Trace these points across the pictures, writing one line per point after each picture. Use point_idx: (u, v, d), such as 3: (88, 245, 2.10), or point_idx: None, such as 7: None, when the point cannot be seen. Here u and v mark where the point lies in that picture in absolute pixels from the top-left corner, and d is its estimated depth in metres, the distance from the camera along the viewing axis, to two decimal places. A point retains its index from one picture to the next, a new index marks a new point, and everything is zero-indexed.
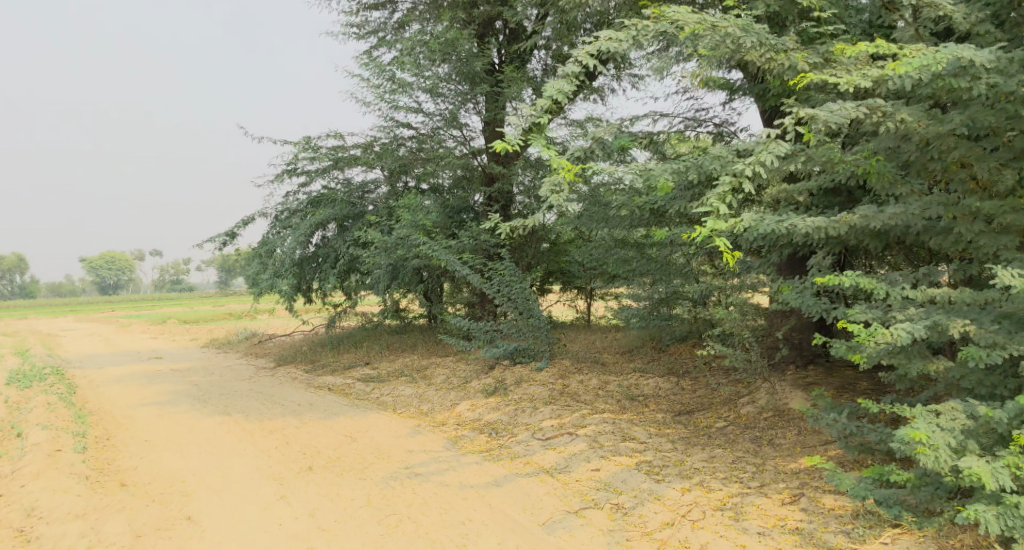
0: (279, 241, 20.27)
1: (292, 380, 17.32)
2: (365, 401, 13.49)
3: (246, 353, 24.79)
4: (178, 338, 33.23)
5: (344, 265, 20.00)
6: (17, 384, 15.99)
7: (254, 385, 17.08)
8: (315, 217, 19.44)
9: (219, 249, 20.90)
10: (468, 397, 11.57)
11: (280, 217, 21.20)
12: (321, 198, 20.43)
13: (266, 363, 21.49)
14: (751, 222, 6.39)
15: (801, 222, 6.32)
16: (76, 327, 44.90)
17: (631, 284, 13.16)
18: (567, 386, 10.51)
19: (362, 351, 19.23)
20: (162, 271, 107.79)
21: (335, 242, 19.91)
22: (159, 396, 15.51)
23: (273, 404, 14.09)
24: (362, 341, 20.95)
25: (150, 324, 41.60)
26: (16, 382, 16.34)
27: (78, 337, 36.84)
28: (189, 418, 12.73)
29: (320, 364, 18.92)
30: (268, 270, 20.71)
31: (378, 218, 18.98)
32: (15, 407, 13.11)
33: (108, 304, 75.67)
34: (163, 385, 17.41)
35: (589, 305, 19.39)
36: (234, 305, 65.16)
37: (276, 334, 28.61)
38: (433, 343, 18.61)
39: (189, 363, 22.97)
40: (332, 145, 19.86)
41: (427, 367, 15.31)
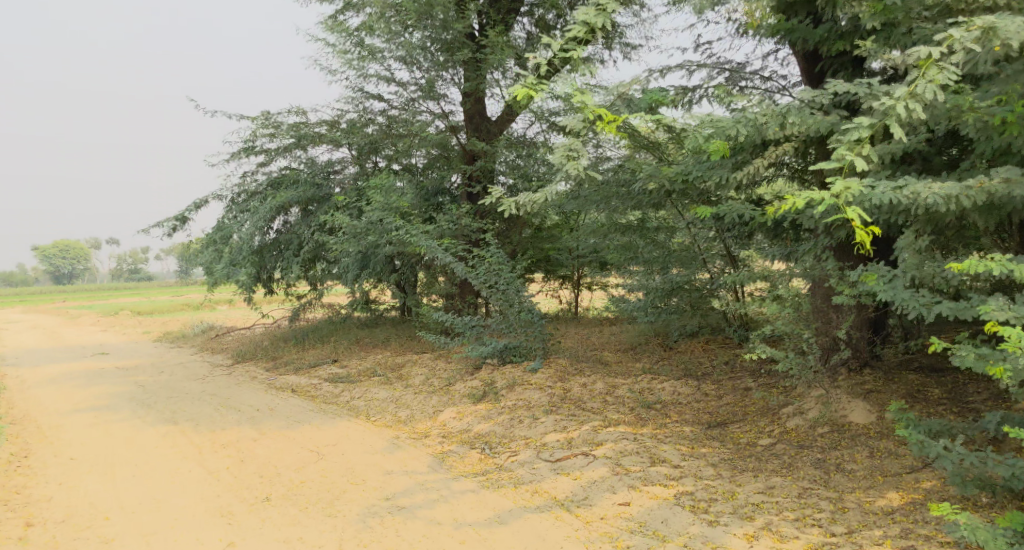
0: (236, 227, 18.62)
1: (252, 380, 15.78)
2: (332, 407, 12.00)
3: (201, 349, 23.03)
4: (130, 331, 31.19)
5: (308, 253, 18.41)
6: None
7: (208, 386, 15.50)
8: (275, 200, 17.81)
9: (168, 237, 19.18)
10: (451, 403, 10.16)
11: (237, 201, 19.54)
12: (283, 179, 18.85)
13: (223, 360, 19.81)
14: (865, 189, 5.31)
15: (926, 189, 5.28)
16: (25, 319, 42.50)
17: (632, 273, 11.88)
18: (568, 392, 9.17)
19: (328, 347, 17.68)
20: (122, 261, 104.51)
21: (299, 226, 18.35)
22: (98, 404, 13.89)
23: (228, 411, 12.58)
24: (328, 335, 19.37)
25: (103, 315, 39.36)
26: None
27: (25, 331, 34.61)
28: (132, 431, 11.20)
29: (283, 362, 17.34)
30: (224, 259, 19.05)
31: (346, 202, 17.45)
32: None
33: (60, 293, 72.54)
34: (106, 388, 15.74)
35: (575, 295, 18.09)
36: (195, 294, 62.68)
37: (236, 327, 26.81)
38: (407, 338, 17.15)
39: (139, 361, 21.19)
40: (295, 121, 18.29)
41: (402, 366, 13.86)
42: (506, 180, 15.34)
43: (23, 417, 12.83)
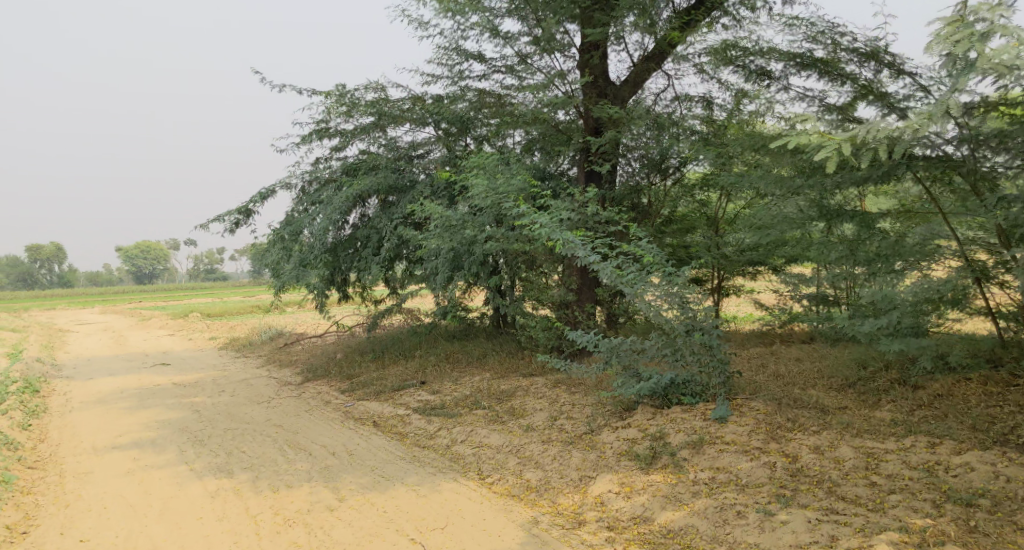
0: (307, 222, 16.32)
1: (329, 411, 13.60)
2: (431, 462, 9.37)
3: (266, 362, 20.86)
4: (193, 337, 29.29)
5: (390, 251, 15.91)
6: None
7: (280, 419, 13.27)
8: (352, 190, 15.60)
9: (228, 234, 16.87)
10: (607, 466, 7.31)
11: (307, 191, 17.34)
12: (360, 164, 16.62)
13: (293, 377, 17.66)
14: None
15: None
16: (94, 322, 41.47)
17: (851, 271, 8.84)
18: (795, 462, 6.63)
19: (414, 364, 15.24)
20: (198, 260, 105.81)
21: (376, 216, 15.94)
22: (152, 446, 11.91)
23: (297, 458, 10.38)
24: (411, 348, 16.86)
25: (170, 317, 37.84)
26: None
27: (89, 336, 33.28)
28: (177, 492, 9.11)
29: (365, 384, 15.09)
30: (293, 260, 16.82)
31: (435, 193, 15.18)
32: None
33: (136, 293, 72.67)
34: (166, 422, 13.69)
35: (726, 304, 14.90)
36: (266, 293, 61.35)
37: (304, 335, 24.53)
38: (507, 354, 14.48)
39: (200, 376, 19.26)
40: (372, 97, 16.19)
41: (510, 397, 11.25)
42: (628, 168, 12.67)
43: (60, 468, 10.85)
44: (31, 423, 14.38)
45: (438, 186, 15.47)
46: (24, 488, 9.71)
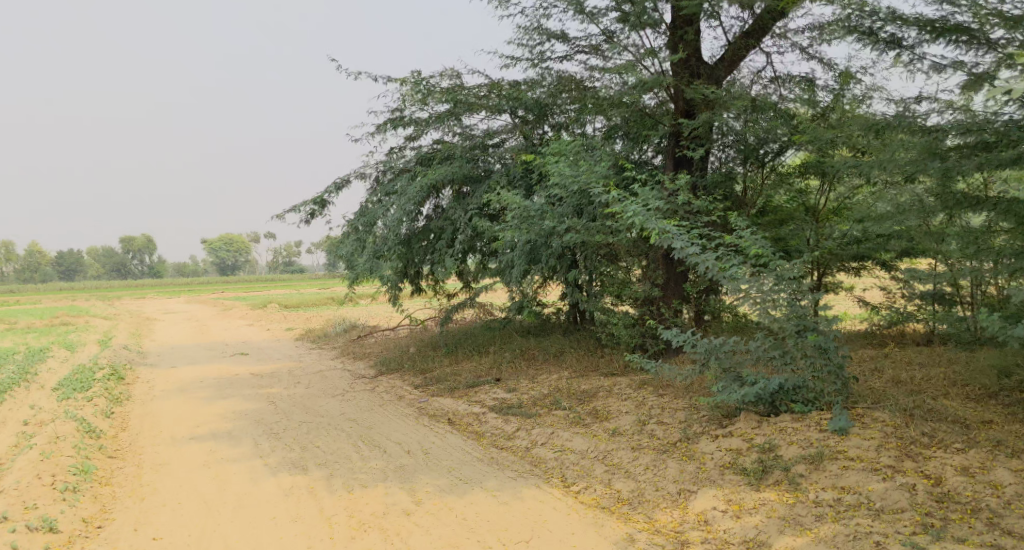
0: (381, 213, 16.01)
1: (403, 407, 13.20)
2: (510, 466, 8.79)
3: (340, 354, 20.72)
4: (270, 328, 29.60)
5: (465, 243, 15.38)
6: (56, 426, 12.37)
7: (354, 414, 12.94)
8: (426, 179, 15.16)
9: (304, 225, 16.68)
10: (708, 479, 6.85)
11: (381, 181, 17.03)
12: (435, 153, 16.20)
13: (367, 370, 17.40)
14: None
15: None
16: (179, 311, 42.67)
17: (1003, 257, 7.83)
18: (939, 485, 6.14)
19: (489, 360, 14.71)
20: (277, 253, 108.59)
21: (450, 207, 15.48)
22: (228, 438, 11.73)
23: (371, 455, 9.98)
24: (485, 343, 16.30)
25: (250, 308, 38.53)
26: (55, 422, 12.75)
27: (173, 325, 34.12)
28: (249, 489, 8.78)
29: (439, 380, 14.66)
30: (366, 251, 16.50)
31: (512, 181, 14.61)
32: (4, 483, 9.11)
33: (219, 284, 74.93)
34: (242, 414, 13.54)
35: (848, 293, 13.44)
36: (342, 286, 62.20)
37: (378, 327, 24.37)
38: (586, 351, 13.77)
39: (276, 367, 19.23)
40: (448, 84, 15.72)
41: (593, 397, 10.57)
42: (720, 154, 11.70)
43: (138, 458, 10.73)
44: (113, 410, 14.49)
45: (515, 175, 14.88)
46: (102, 478, 9.57)
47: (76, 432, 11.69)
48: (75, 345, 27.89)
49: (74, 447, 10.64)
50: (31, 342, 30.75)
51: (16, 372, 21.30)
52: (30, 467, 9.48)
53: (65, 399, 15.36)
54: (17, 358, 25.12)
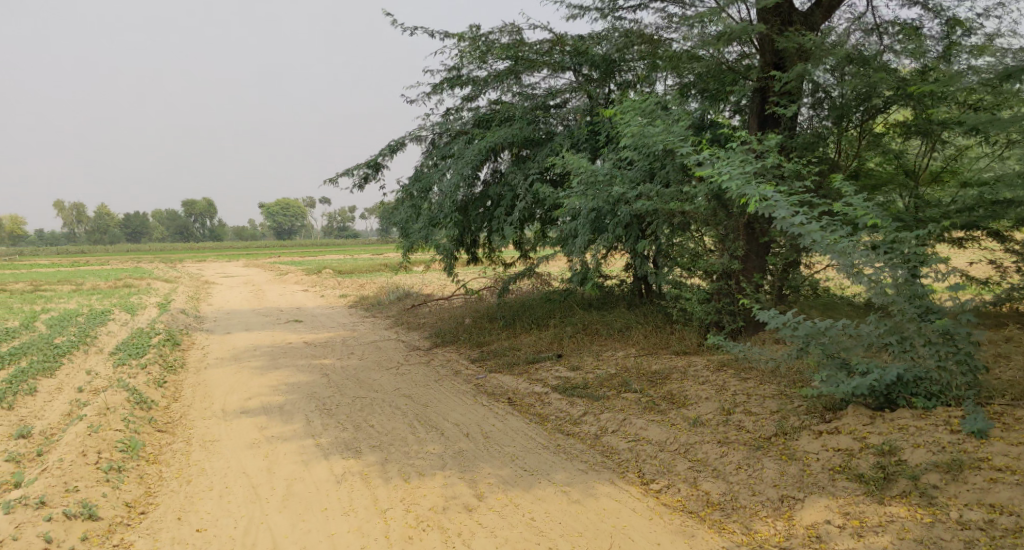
0: (437, 178, 15.36)
1: (460, 383, 12.56)
2: (579, 456, 8.06)
3: (394, 324, 20.21)
4: (325, 294, 29.35)
5: (525, 211, 14.58)
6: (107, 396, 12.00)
7: (410, 390, 12.35)
8: (484, 142, 14.44)
9: (358, 190, 16.07)
10: (816, 486, 6.65)
11: (437, 144, 16.37)
12: (493, 115, 15.52)
13: (421, 342, 16.85)
14: None
15: None
16: (236, 275, 42.97)
17: None
18: None
19: (550, 335, 13.99)
20: (332, 218, 109.46)
21: (509, 172, 14.69)
22: (280, 413, 11.27)
23: (428, 438, 9.37)
24: (545, 316, 15.54)
25: (304, 273, 38.49)
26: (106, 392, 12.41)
27: (230, 290, 34.22)
28: (301, 473, 8.22)
29: (497, 355, 14.00)
30: (422, 218, 15.87)
31: (576, 143, 13.83)
32: (46, 462, 8.67)
33: (275, 250, 75.72)
34: (294, 387, 13.07)
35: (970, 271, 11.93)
36: (395, 252, 62.12)
37: (432, 296, 23.81)
38: (654, 326, 12.91)
39: (329, 336, 18.82)
40: (508, 41, 15.06)
41: (666, 380, 9.75)
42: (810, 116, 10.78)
43: (189, 432, 10.32)
44: (167, 378, 14.19)
45: (579, 137, 14.05)
46: (150, 455, 9.14)
47: (126, 402, 11.33)
48: (135, 308, 28.02)
49: (124, 419, 10.26)
50: (94, 304, 31.07)
51: (76, 335, 21.33)
52: (76, 442, 9.08)
53: (120, 365, 15.14)
54: (79, 320, 25.28)
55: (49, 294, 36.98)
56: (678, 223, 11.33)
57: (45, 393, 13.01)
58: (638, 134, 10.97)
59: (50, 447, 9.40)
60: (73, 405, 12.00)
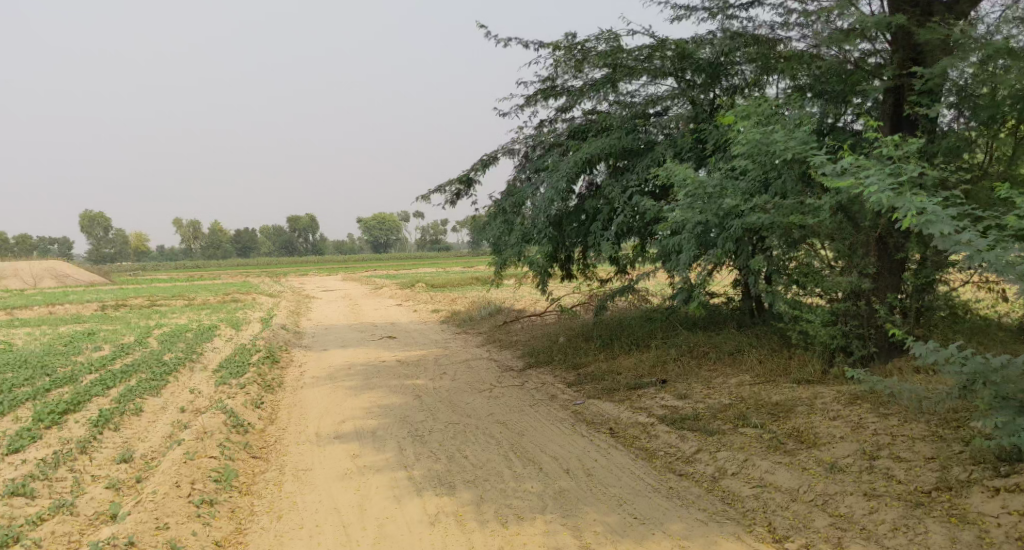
0: (530, 192, 14.80)
1: (557, 409, 11.87)
2: (695, 503, 7.46)
3: (486, 341, 19.73)
4: (418, 309, 29.26)
5: (624, 226, 13.79)
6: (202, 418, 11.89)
7: (505, 416, 11.74)
8: (582, 154, 13.84)
9: (450, 206, 15.70)
10: None
11: (531, 157, 15.81)
12: (588, 126, 14.92)
13: (515, 362, 16.27)
14: None
15: None
16: (333, 289, 43.69)
17: None
18: None
19: (652, 357, 13.14)
20: (425, 232, 111.07)
21: (605, 183, 13.95)
22: (372, 438, 10.88)
23: (525, 473, 8.76)
24: (645, 335, 14.68)
25: (398, 287, 38.70)
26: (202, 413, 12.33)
27: (327, 304, 34.68)
28: (395, 511, 7.81)
29: (596, 378, 13.25)
30: (515, 234, 15.30)
31: (685, 154, 13.14)
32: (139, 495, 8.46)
33: (370, 263, 77.20)
34: (387, 409, 12.68)
35: None
36: (487, 265, 62.11)
37: (524, 312, 23.25)
38: (768, 350, 11.88)
39: (422, 354, 18.47)
40: (605, 49, 14.55)
41: (789, 413, 8.82)
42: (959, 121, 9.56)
43: (282, 459, 10.05)
44: (265, 396, 14.09)
45: (682, 146, 13.26)
46: (243, 485, 8.87)
47: (223, 424, 11.17)
48: (238, 323, 28.62)
49: (219, 443, 10.06)
50: (201, 319, 32.00)
51: (182, 351, 21.79)
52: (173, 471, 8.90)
53: (221, 383, 15.17)
54: (186, 335, 25.94)
55: (161, 309, 38.43)
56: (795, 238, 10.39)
57: (149, 412, 13.08)
58: (754, 140, 10.12)
59: (148, 474, 9.26)
60: (174, 425, 11.97)
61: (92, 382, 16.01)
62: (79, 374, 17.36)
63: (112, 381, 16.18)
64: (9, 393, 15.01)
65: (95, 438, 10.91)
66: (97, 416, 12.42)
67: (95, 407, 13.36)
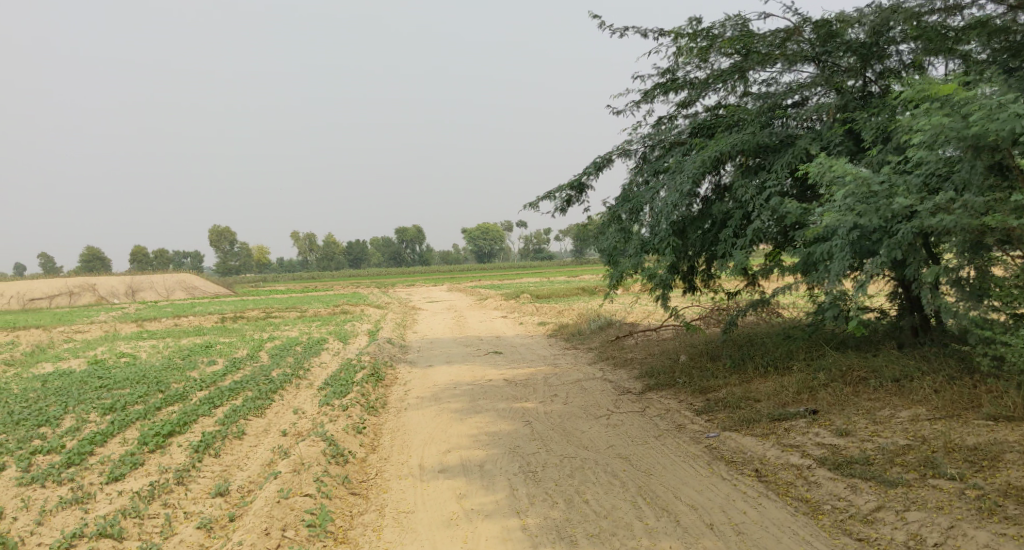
0: (649, 196, 13.39)
1: (688, 443, 10.39)
2: None
3: (598, 358, 18.34)
4: (524, 322, 28.17)
5: (759, 232, 12.15)
6: (300, 445, 11.08)
7: (627, 450, 10.38)
8: (709, 152, 12.34)
9: (560, 214, 14.50)
10: None
11: (649, 158, 14.41)
12: (715, 121, 13.41)
13: (633, 383, 14.84)
14: None
15: None
16: (440, 301, 43.34)
17: None
18: None
19: (796, 383, 11.43)
20: (528, 241, 110.64)
21: (737, 183, 12.35)
22: (481, 473, 9.77)
23: (660, 528, 7.67)
24: (784, 355, 12.93)
25: (504, 298, 37.81)
26: (301, 440, 11.56)
27: (434, 316, 34.14)
28: None
29: (730, 406, 11.64)
30: (631, 242, 13.88)
31: (831, 147, 11.47)
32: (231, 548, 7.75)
33: (475, 274, 77.12)
34: (495, 437, 11.53)
35: None
36: (593, 273, 60.40)
37: (637, 326, 21.71)
38: (944, 379, 10.00)
39: (531, 372, 17.27)
40: (734, 34, 13.08)
41: (997, 463, 7.61)
42: None
43: (382, 498, 9.09)
44: (368, 419, 13.21)
45: (829, 140, 11.57)
46: (338, 533, 8.14)
47: (321, 454, 10.30)
48: (346, 336, 28.33)
49: (315, 477, 9.19)
50: (311, 332, 32.05)
51: (291, 366, 21.43)
52: (265, 515, 8.18)
53: (324, 404, 14.45)
54: (296, 350, 25.72)
55: (275, 321, 38.96)
56: (983, 242, 8.70)
57: (251, 435, 12.43)
58: (940, 122, 8.45)
59: (242, 512, 8.50)
60: (275, 452, 11.23)
61: (200, 400, 15.63)
62: (189, 391, 17.10)
63: (219, 399, 15.78)
64: (120, 410, 14.79)
65: (193, 466, 10.27)
66: (198, 440, 11.85)
67: (198, 428, 12.84)
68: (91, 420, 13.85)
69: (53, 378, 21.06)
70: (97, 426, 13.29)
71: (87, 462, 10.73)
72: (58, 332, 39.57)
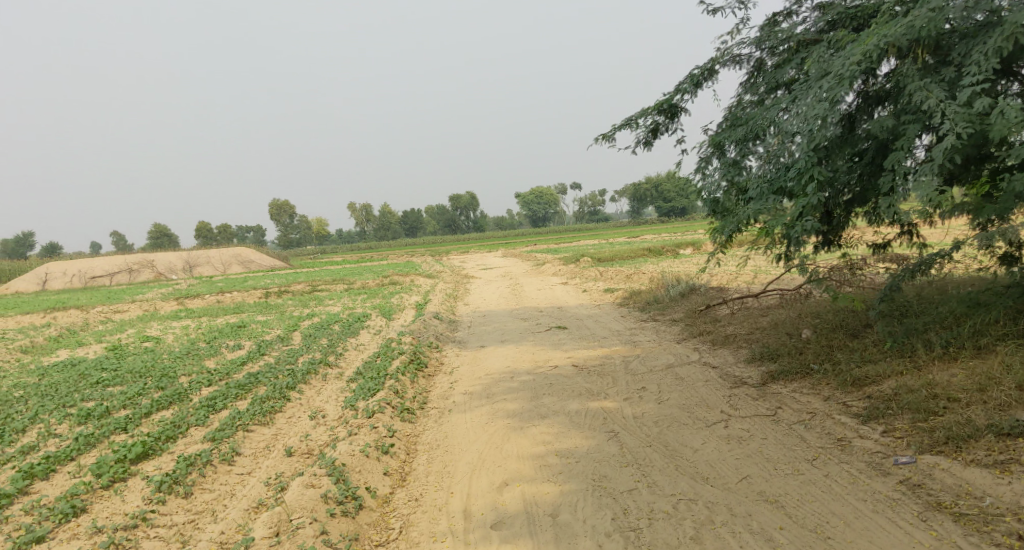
0: (775, 114, 9.63)
1: (869, 475, 7.14)
2: None
3: (689, 334, 14.72)
4: (589, 289, 24.59)
5: (952, 153, 8.35)
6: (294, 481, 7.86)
7: (775, 487, 7.14)
8: (872, 39, 8.53)
9: (645, 148, 10.84)
10: None
11: (765, 67, 10.61)
12: (863, 6, 9.56)
13: (746, 369, 11.24)
14: None
15: None
16: (492, 268, 40.01)
17: None
18: None
19: (1016, 374, 7.61)
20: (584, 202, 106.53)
21: (913, 84, 8.51)
22: (554, 534, 6.90)
23: None
24: (971, 331, 9.18)
25: (562, 263, 34.22)
26: (299, 470, 8.37)
27: (486, 285, 30.80)
28: None
29: (911, 408, 7.94)
30: (749, 181, 10.10)
31: None
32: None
33: (530, 238, 73.59)
34: (571, 460, 8.10)
35: None
36: (654, 234, 56.35)
37: (730, 291, 17.89)
38: None
39: (608, 355, 13.75)
40: None
41: None
42: None
43: None
44: (398, 430, 9.96)
45: None
46: None
47: (320, 502, 7.46)
48: (390, 312, 25.13)
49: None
50: (353, 307, 29.03)
51: (322, 350, 18.28)
52: None
53: (347, 407, 11.22)
54: (333, 329, 22.64)
55: (318, 296, 36.13)
56: None
57: (244, 456, 8.90)
58: None
59: None
60: (266, 488, 8.07)
61: (199, 402, 12.60)
62: (193, 389, 14.09)
63: (224, 399, 12.71)
64: (99, 419, 11.87)
65: (142, 521, 7.55)
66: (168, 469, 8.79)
67: (179, 448, 9.77)
68: (56, 435, 10.90)
69: (56, 370, 18.31)
70: (58, 444, 10.35)
71: (8, 512, 7.80)
72: (97, 312, 37.36)
